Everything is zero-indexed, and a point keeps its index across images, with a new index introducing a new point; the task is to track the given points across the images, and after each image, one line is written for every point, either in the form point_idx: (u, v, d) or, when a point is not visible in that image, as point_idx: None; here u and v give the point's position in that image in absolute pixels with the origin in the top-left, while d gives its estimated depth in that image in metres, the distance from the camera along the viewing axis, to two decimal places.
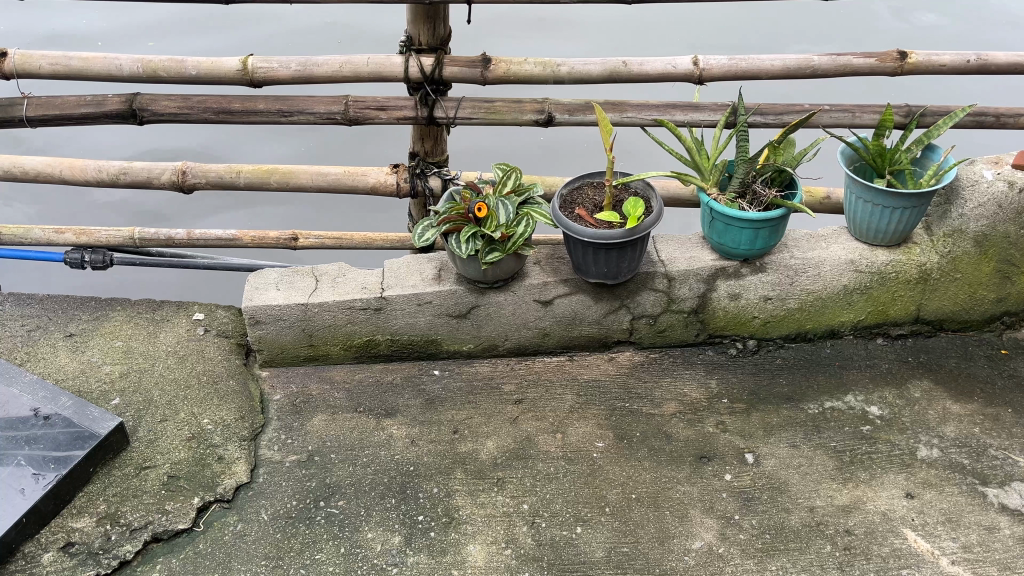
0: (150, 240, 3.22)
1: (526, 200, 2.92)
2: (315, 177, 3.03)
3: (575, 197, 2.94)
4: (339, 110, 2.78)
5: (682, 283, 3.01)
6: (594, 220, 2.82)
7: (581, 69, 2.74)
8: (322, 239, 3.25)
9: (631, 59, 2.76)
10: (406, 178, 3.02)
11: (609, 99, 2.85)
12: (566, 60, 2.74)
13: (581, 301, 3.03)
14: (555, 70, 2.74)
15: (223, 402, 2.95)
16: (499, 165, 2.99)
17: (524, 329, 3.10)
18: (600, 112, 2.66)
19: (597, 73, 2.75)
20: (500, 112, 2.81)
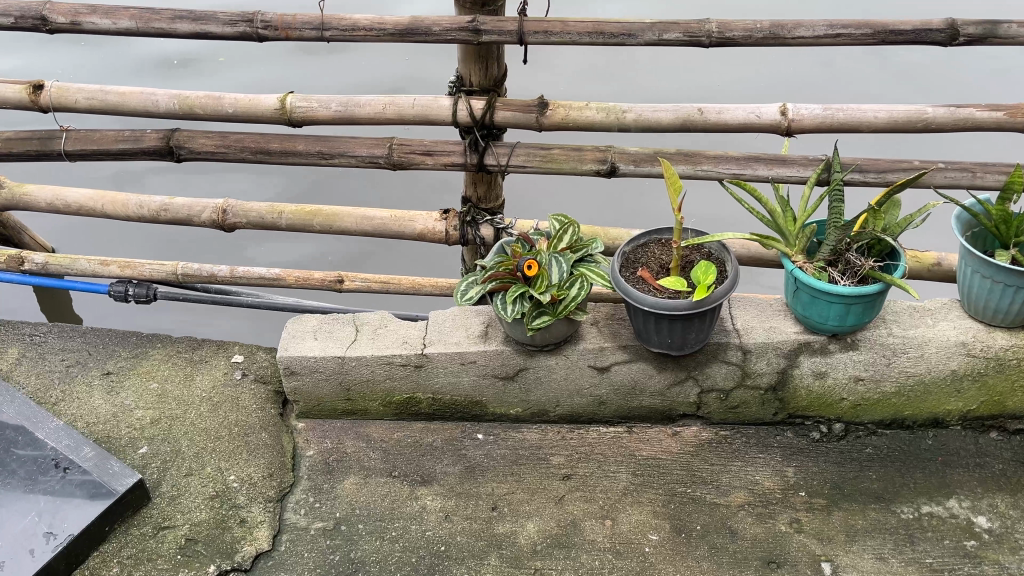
0: (194, 276, 3.08)
1: (585, 256, 2.61)
2: (360, 221, 2.81)
3: (640, 255, 2.63)
4: (383, 153, 2.55)
5: (760, 357, 2.65)
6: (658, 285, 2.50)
7: (650, 117, 2.41)
8: (369, 284, 3.04)
9: (709, 105, 2.41)
10: (457, 225, 2.77)
11: (683, 148, 2.51)
12: (634, 106, 2.42)
13: (642, 370, 2.71)
14: (620, 117, 2.42)
15: (252, 458, 2.77)
16: (558, 214, 2.71)
17: (579, 396, 2.80)
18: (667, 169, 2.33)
19: (668, 121, 2.42)
20: (558, 161, 2.51)
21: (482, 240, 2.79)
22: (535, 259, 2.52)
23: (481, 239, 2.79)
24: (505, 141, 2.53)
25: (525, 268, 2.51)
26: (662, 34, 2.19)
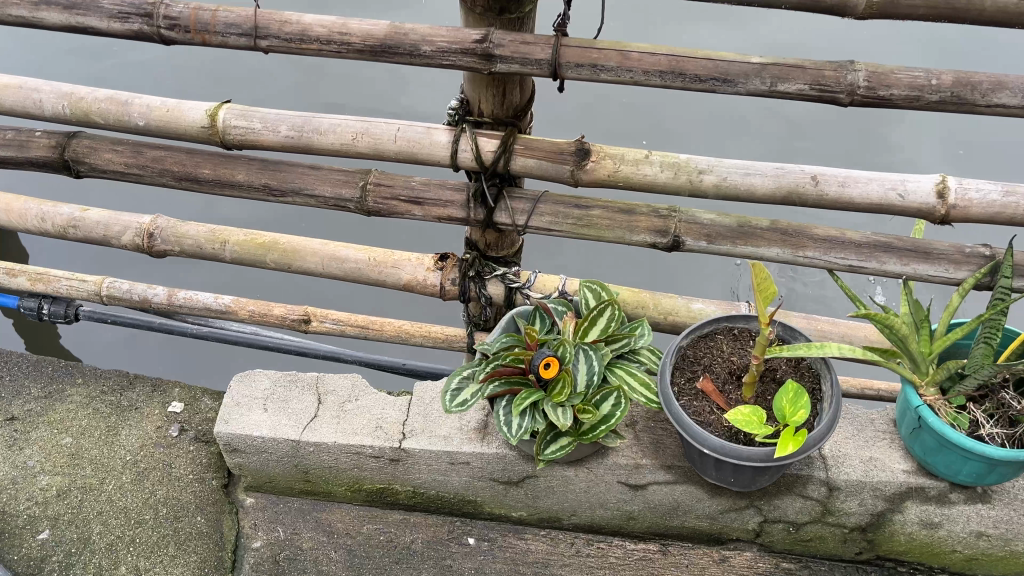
0: (120, 300, 2.41)
1: (625, 350, 1.89)
2: (328, 264, 2.10)
3: (702, 352, 1.91)
4: (353, 196, 1.82)
5: (851, 495, 1.97)
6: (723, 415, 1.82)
7: (737, 182, 1.66)
8: (343, 327, 2.35)
9: (825, 172, 1.64)
10: (455, 280, 2.05)
11: (777, 222, 1.76)
12: (715, 165, 1.67)
13: (689, 493, 2.05)
14: (693, 178, 1.67)
15: (180, 554, 2.16)
16: (592, 281, 1.97)
17: (602, 509, 2.15)
18: (760, 272, 1.58)
19: (763, 190, 1.66)
20: (597, 226, 1.77)
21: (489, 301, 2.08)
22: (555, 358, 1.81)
23: (488, 298, 2.08)
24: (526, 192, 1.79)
25: (540, 372, 1.80)
26: (774, 83, 1.62)
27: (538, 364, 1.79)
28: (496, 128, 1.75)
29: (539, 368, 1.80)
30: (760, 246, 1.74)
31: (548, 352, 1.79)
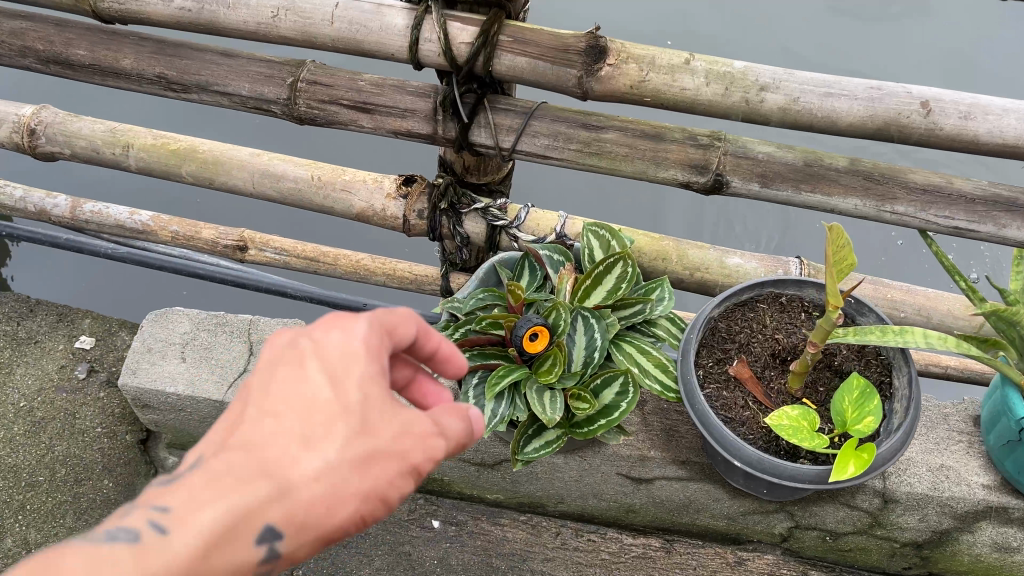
0: (14, 209, 1.95)
1: (638, 318, 1.43)
2: (260, 182, 1.63)
3: (738, 325, 1.46)
4: (279, 96, 1.33)
5: (911, 509, 1.55)
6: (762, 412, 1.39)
7: (811, 104, 1.17)
8: (287, 257, 1.90)
9: (940, 96, 1.15)
10: (423, 212, 1.59)
11: (859, 162, 1.28)
12: (782, 78, 1.17)
13: (705, 491, 1.63)
14: (749, 96, 1.18)
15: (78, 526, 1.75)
16: (598, 224, 1.50)
17: (595, 499, 1.74)
18: (837, 237, 1.09)
19: (847, 117, 1.17)
20: (610, 154, 1.29)
21: (467, 241, 1.62)
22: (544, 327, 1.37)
23: (466, 236, 1.61)
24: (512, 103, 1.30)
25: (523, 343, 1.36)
26: None
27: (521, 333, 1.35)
28: (477, 10, 1.25)
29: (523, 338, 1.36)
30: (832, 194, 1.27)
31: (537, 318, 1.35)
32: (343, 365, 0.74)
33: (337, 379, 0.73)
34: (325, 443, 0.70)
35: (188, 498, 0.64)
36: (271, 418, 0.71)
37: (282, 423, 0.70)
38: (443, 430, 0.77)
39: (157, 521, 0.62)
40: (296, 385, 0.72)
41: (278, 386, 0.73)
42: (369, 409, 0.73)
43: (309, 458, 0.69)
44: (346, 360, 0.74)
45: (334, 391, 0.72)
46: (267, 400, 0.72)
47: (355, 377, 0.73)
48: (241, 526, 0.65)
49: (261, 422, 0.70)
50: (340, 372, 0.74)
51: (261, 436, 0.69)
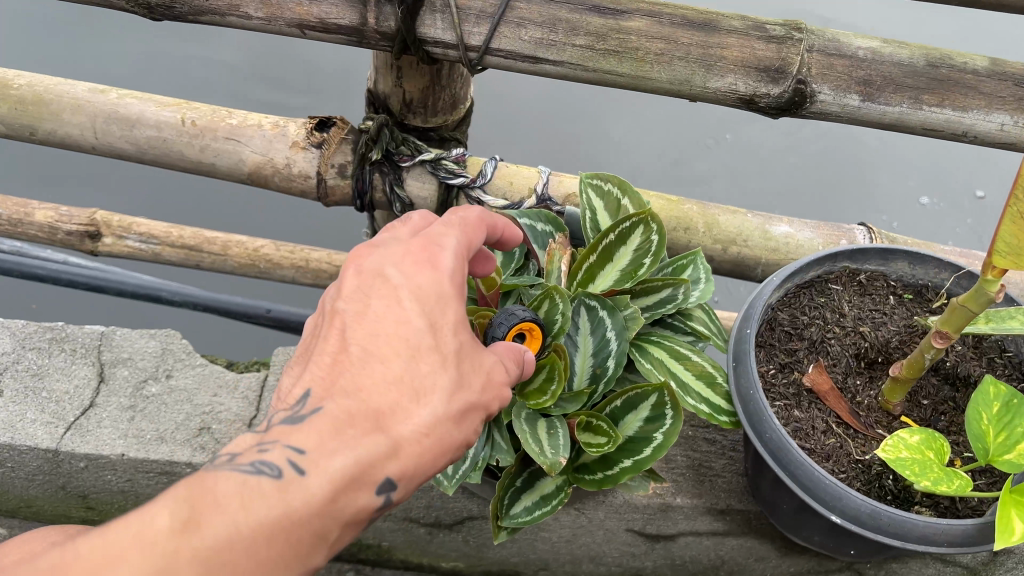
0: None
1: (668, 309, 0.98)
2: (106, 128, 1.13)
3: (805, 316, 1.02)
4: None
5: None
6: (855, 446, 0.95)
7: None
8: (158, 248, 1.39)
9: None
10: (346, 167, 1.11)
11: None
12: None
13: (748, 548, 1.18)
14: None
15: None
16: (602, 175, 1.04)
17: (590, 564, 1.28)
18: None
19: None
20: None
21: (409, 208, 1.14)
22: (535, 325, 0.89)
23: (408, 201, 1.14)
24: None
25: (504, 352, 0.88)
26: None
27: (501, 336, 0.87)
28: None
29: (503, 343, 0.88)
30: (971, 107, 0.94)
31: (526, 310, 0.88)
32: (435, 308, 0.71)
33: (434, 329, 0.70)
34: (430, 394, 0.68)
35: (322, 442, 0.63)
36: (375, 365, 0.68)
37: (391, 371, 0.68)
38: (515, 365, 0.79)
39: (295, 462, 0.62)
40: (394, 314, 0.70)
41: (375, 323, 0.70)
42: (460, 353, 0.72)
43: (417, 413, 0.67)
44: (437, 306, 0.71)
45: (431, 335, 0.70)
46: (368, 339, 0.69)
47: (446, 328, 0.71)
48: (366, 474, 0.64)
49: (366, 369, 0.68)
50: (434, 317, 0.71)
51: (369, 377, 0.67)
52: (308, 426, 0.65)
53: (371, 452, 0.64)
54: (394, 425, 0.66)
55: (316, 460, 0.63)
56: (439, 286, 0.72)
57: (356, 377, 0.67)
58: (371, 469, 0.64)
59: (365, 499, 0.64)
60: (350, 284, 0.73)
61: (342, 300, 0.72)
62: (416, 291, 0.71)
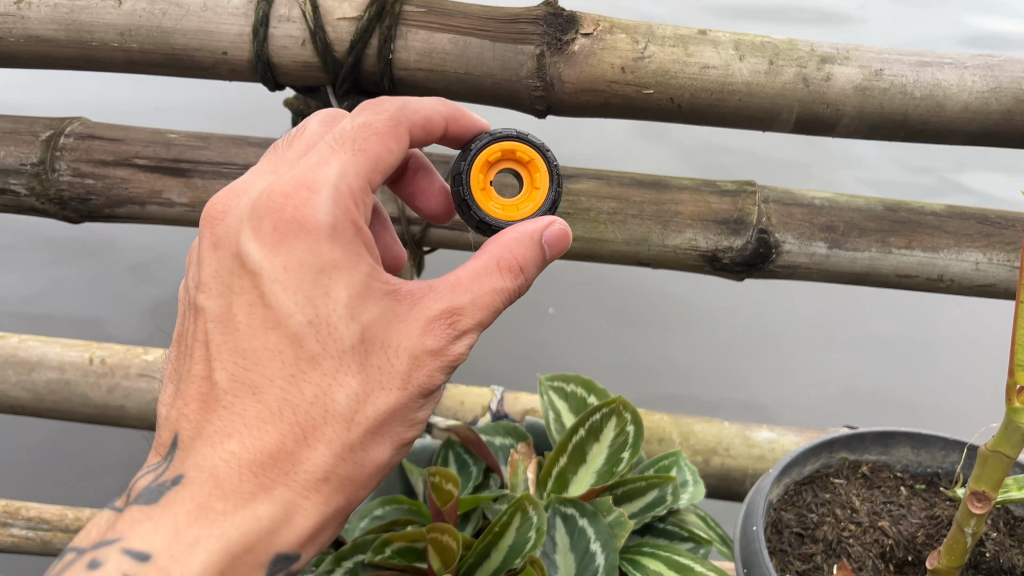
0: None
1: (659, 511, 0.83)
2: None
3: (813, 512, 0.88)
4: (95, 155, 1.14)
5: None
6: None
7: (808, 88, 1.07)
8: (48, 534, 1.25)
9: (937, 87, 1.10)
10: None
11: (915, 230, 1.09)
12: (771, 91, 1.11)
13: None
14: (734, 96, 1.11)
15: None
16: (563, 375, 0.95)
17: None
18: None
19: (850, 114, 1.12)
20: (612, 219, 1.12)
21: None
22: (544, 158, 0.78)
23: None
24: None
25: (471, 186, 0.78)
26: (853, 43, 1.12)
27: (471, 158, 0.77)
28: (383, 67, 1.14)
29: (471, 169, 0.78)
30: (937, 248, 1.09)
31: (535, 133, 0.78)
32: (320, 282, 0.60)
33: (320, 323, 0.59)
34: (326, 413, 0.59)
35: (172, 542, 0.54)
36: (249, 396, 0.58)
37: (270, 396, 0.58)
38: (521, 269, 0.67)
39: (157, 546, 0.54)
40: (263, 316, 0.60)
41: (242, 338, 0.60)
42: (377, 330, 0.61)
43: (318, 453, 0.58)
44: (317, 293, 0.60)
45: (314, 328, 0.59)
46: (242, 354, 0.60)
47: (337, 311, 0.60)
48: (265, 533, 0.56)
49: (239, 403, 0.58)
50: (314, 297, 0.60)
51: (245, 407, 0.58)
52: (172, 503, 0.56)
53: (258, 517, 0.56)
54: (291, 476, 0.57)
55: (199, 527, 0.55)
56: (320, 256, 0.61)
57: (231, 412, 0.58)
58: (268, 534, 0.56)
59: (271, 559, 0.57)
60: (221, 277, 0.63)
61: (211, 301, 0.62)
62: (285, 270, 0.60)
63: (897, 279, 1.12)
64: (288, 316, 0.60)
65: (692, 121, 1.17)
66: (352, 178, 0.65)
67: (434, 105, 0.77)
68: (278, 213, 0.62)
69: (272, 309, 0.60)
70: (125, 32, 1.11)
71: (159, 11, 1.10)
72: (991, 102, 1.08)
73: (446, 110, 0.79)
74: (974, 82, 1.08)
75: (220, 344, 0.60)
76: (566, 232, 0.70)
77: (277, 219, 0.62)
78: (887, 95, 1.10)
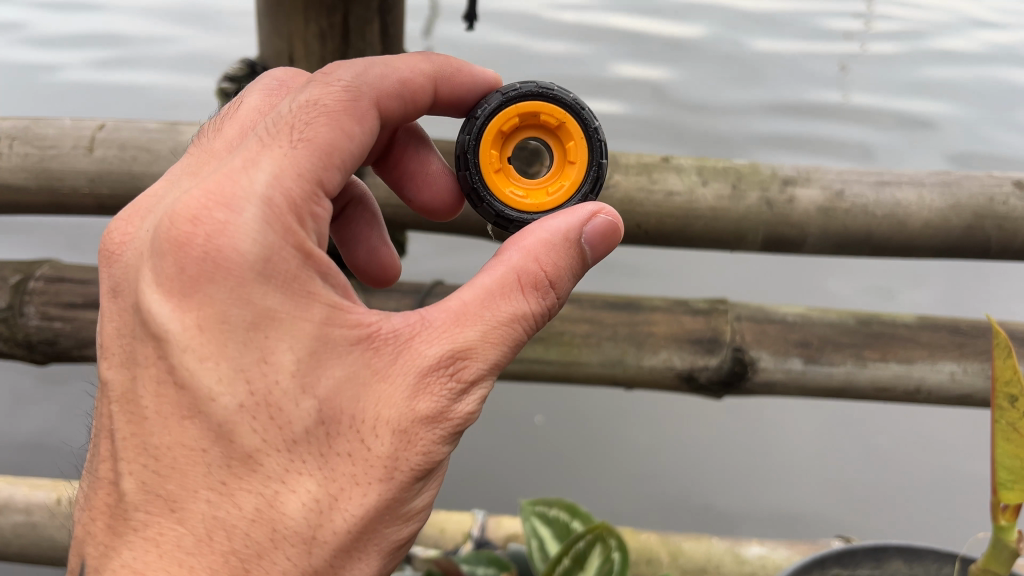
0: None
1: None
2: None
3: None
4: (60, 293, 1.14)
5: None
6: None
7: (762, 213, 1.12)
8: None
9: (902, 215, 1.11)
10: None
11: (887, 344, 1.11)
12: (738, 221, 1.12)
13: None
14: (700, 216, 1.12)
15: None
16: (546, 499, 0.93)
17: None
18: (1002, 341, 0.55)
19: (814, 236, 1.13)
20: (586, 341, 1.14)
21: None
22: (574, 117, 0.70)
23: None
24: (416, 284, 1.24)
25: (481, 170, 0.71)
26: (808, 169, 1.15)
27: (478, 131, 0.70)
28: None
29: (480, 144, 0.71)
30: (912, 358, 1.10)
31: (561, 87, 0.70)
32: (253, 344, 0.50)
33: (257, 405, 0.50)
34: (275, 521, 0.49)
35: None
36: (167, 512, 0.49)
37: (199, 504, 0.49)
38: (547, 282, 0.60)
39: None
40: (176, 403, 0.50)
41: (152, 432, 0.50)
42: (340, 402, 0.52)
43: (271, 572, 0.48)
44: (248, 361, 0.50)
45: (245, 414, 0.50)
46: (157, 454, 0.50)
47: (276, 388, 0.50)
48: None
49: (163, 513, 0.49)
50: (246, 367, 0.50)
51: (167, 526, 0.48)
52: None
53: None
54: None
55: None
56: (252, 312, 0.50)
57: (151, 527, 0.49)
58: None
59: None
60: (122, 340, 0.53)
61: (114, 374, 0.53)
62: (200, 335, 0.50)
63: (875, 392, 1.12)
64: (211, 400, 0.50)
65: (660, 246, 1.17)
66: (288, 183, 0.54)
67: (415, 64, 0.72)
68: (186, 248, 0.51)
69: (189, 391, 0.50)
70: (97, 177, 1.11)
71: (131, 156, 1.11)
72: (951, 218, 1.11)
73: (432, 70, 0.75)
74: (932, 199, 1.11)
75: (128, 441, 0.51)
76: (614, 225, 0.63)
77: (186, 257, 0.51)
78: (850, 215, 1.12)
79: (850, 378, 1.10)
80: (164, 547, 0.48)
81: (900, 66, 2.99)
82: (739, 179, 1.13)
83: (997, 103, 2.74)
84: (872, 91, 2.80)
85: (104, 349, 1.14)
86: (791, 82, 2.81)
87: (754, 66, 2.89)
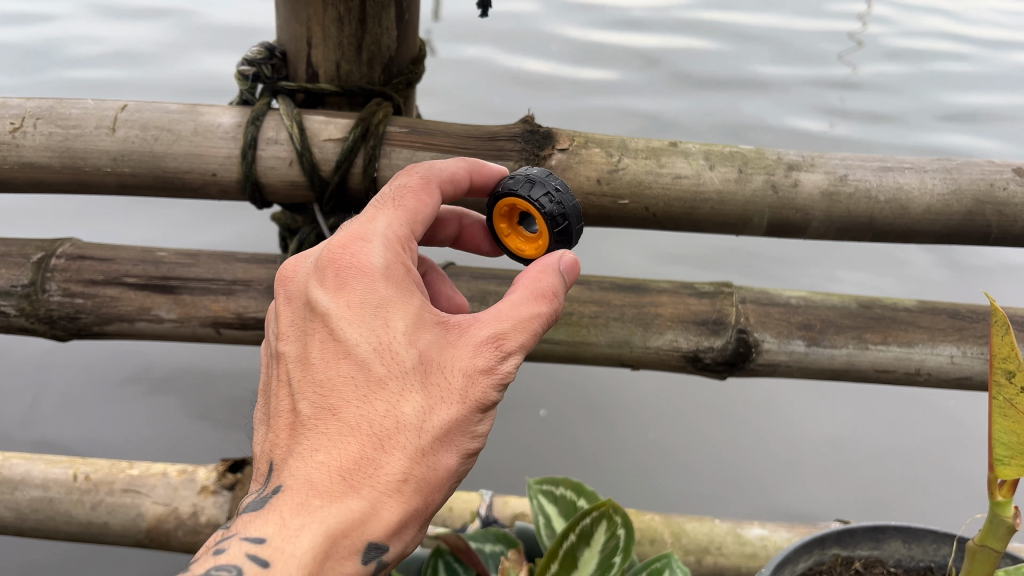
0: None
1: None
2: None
3: None
4: (78, 271, 1.16)
5: None
6: None
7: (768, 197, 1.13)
8: None
9: (903, 201, 1.13)
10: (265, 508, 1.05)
11: (887, 328, 1.13)
12: (744, 205, 1.14)
13: None
14: (706, 200, 1.14)
15: None
16: (552, 478, 0.95)
17: None
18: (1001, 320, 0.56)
19: (818, 220, 1.15)
20: (594, 323, 1.16)
21: None
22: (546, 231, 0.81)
23: None
24: None
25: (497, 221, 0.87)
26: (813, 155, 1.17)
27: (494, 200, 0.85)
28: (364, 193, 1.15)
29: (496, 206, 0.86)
30: (912, 342, 1.12)
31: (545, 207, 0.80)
32: (380, 314, 0.63)
33: (382, 349, 0.62)
34: (396, 430, 0.60)
35: (282, 527, 0.57)
36: (327, 419, 0.60)
37: (344, 418, 0.60)
38: (554, 295, 0.68)
39: (254, 552, 0.56)
40: (329, 350, 0.63)
41: (317, 370, 0.63)
42: (434, 352, 0.62)
43: (394, 462, 0.59)
44: (378, 320, 0.63)
45: (379, 355, 0.61)
46: (314, 386, 0.62)
47: (398, 338, 0.62)
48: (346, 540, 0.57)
49: (322, 425, 0.60)
50: (374, 327, 0.62)
51: (321, 433, 0.60)
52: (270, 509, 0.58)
53: (344, 516, 0.57)
54: (370, 482, 0.58)
55: (278, 543, 0.56)
56: (377, 293, 0.64)
57: (316, 431, 0.60)
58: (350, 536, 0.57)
59: (351, 566, 0.57)
60: (287, 320, 0.67)
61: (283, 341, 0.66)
62: (349, 308, 0.63)
63: (875, 375, 1.14)
64: (355, 346, 0.62)
65: (668, 230, 1.19)
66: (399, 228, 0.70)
67: (455, 162, 0.79)
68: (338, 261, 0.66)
69: (341, 342, 0.62)
70: (119, 157, 1.13)
71: (151, 136, 1.13)
72: (952, 203, 1.13)
73: (467, 165, 0.81)
74: (935, 184, 1.13)
75: (300, 381, 0.63)
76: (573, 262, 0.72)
77: (338, 266, 0.66)
78: (853, 199, 1.14)
79: (852, 363, 1.12)
80: (325, 444, 0.59)
81: (896, 77, 3.06)
82: (745, 163, 1.15)
83: (989, 114, 2.82)
84: (870, 99, 2.88)
85: (121, 327, 1.16)
86: (787, 90, 2.90)
87: (752, 79, 2.98)
